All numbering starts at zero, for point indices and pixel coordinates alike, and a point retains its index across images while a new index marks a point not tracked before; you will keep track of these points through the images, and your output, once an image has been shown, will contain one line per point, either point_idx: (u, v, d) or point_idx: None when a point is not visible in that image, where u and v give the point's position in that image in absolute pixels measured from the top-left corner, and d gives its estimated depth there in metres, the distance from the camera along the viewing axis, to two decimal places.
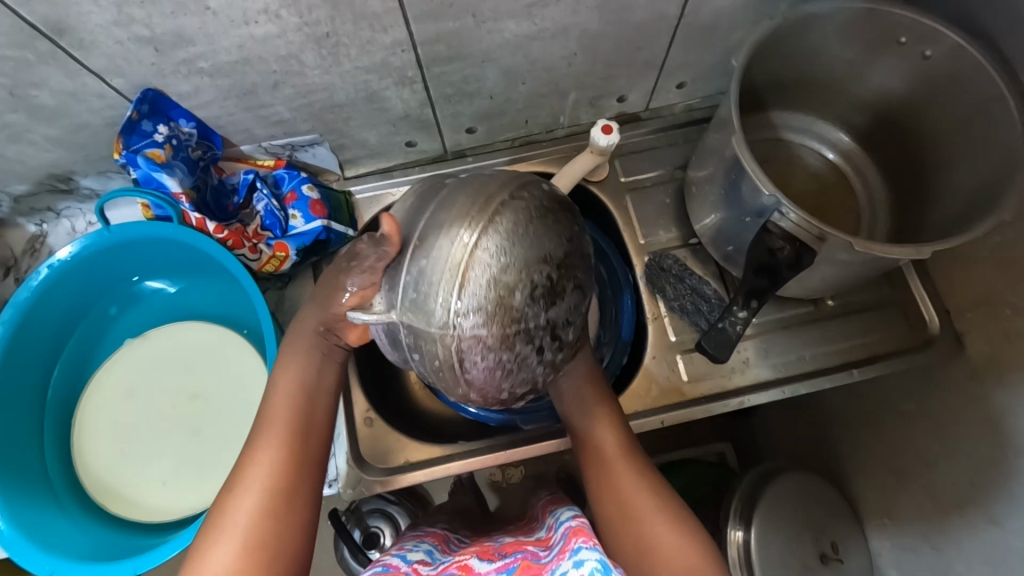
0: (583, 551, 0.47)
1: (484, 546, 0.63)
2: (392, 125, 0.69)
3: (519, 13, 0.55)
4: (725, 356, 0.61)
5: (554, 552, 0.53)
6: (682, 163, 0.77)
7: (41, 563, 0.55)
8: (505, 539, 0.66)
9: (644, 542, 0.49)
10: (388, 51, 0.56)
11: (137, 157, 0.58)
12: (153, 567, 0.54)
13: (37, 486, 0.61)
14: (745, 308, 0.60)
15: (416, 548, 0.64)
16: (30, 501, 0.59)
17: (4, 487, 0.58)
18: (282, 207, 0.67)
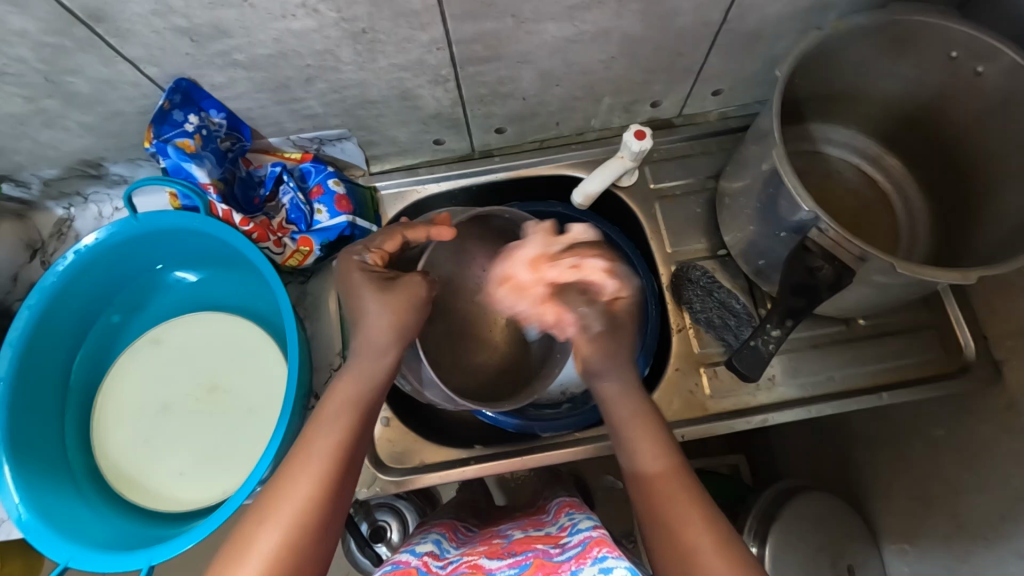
0: (609, 559, 0.48)
1: (493, 544, 0.61)
2: (422, 124, 0.68)
3: (561, 15, 0.54)
4: (756, 376, 0.58)
5: (569, 552, 0.52)
6: (715, 172, 0.75)
7: (61, 550, 0.55)
8: (515, 534, 0.65)
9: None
10: (424, 49, 0.55)
11: (166, 146, 0.57)
12: (168, 559, 0.54)
13: (57, 470, 0.62)
14: (780, 326, 0.57)
15: (424, 540, 0.63)
16: (49, 487, 0.60)
17: (24, 471, 0.58)
18: (307, 201, 0.66)
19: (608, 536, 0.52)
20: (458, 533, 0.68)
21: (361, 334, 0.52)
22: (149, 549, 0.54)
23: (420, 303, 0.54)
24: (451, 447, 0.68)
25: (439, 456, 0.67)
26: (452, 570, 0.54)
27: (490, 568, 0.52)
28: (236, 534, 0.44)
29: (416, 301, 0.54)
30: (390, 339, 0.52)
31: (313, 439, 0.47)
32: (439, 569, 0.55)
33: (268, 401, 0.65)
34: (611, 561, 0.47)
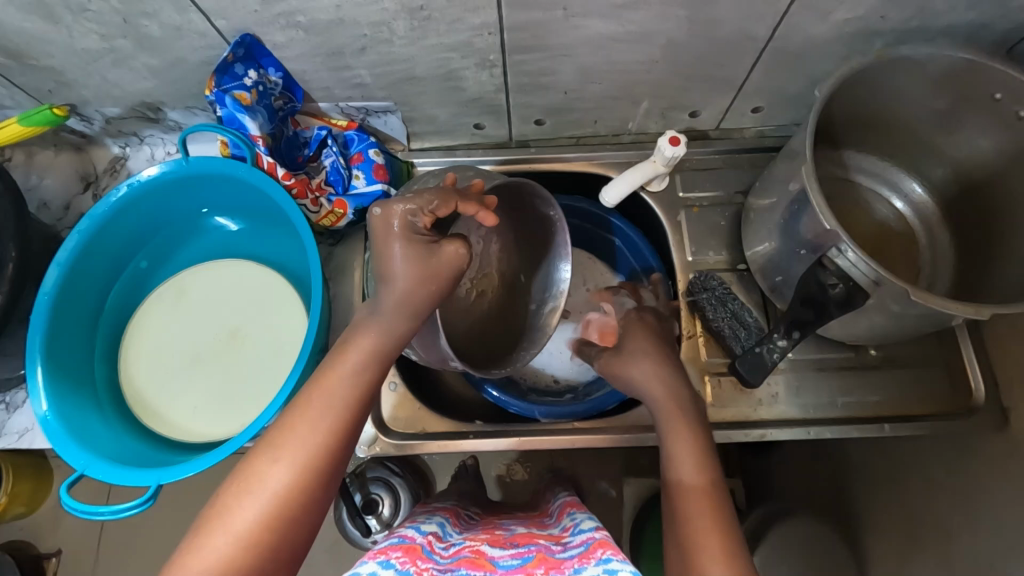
0: (613, 561, 0.49)
1: (493, 535, 0.63)
2: (464, 106, 0.71)
3: (609, 12, 0.55)
4: (757, 381, 0.62)
5: (573, 552, 0.53)
6: (743, 188, 0.76)
7: (78, 457, 0.58)
8: (517, 529, 0.67)
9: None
10: (475, 32, 0.57)
11: (225, 96, 0.60)
12: (174, 481, 0.57)
13: (84, 385, 0.65)
14: (786, 337, 0.60)
15: (429, 519, 0.65)
16: (74, 399, 0.63)
17: (55, 379, 0.62)
18: (347, 166, 0.70)
19: (611, 540, 0.53)
20: (460, 519, 0.70)
21: (381, 302, 0.53)
22: (160, 468, 0.57)
23: (456, 276, 0.54)
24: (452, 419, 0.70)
25: (440, 426, 0.69)
26: (455, 552, 0.54)
27: (493, 556, 0.53)
28: (243, 465, 0.46)
29: (459, 271, 0.54)
30: (411, 306, 0.53)
31: (325, 394, 0.49)
32: (442, 549, 0.55)
33: (286, 352, 0.68)
34: (617, 563, 0.48)
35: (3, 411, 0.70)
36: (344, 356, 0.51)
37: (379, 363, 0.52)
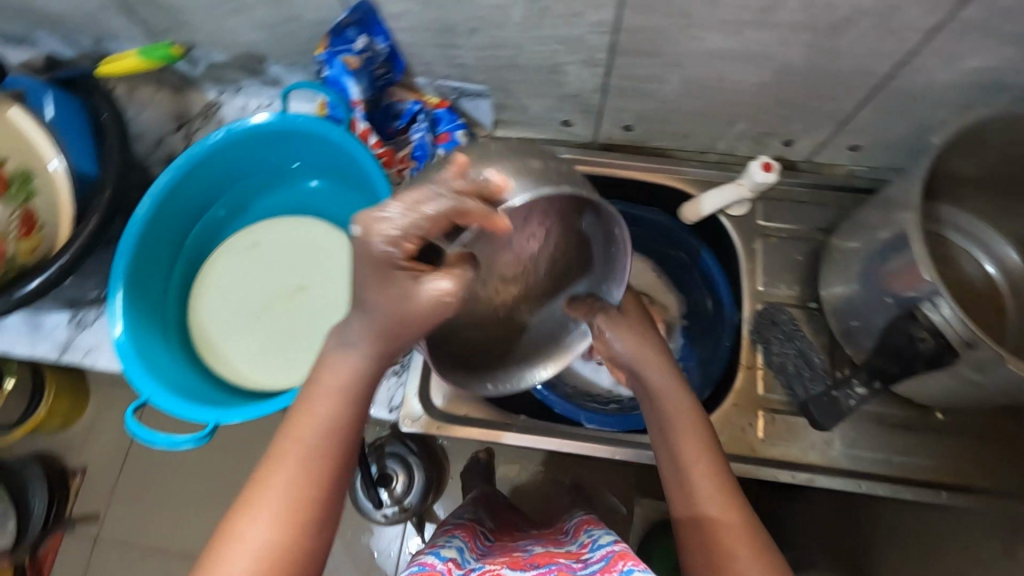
0: (634, 572, 0.48)
1: (513, 556, 0.63)
2: (558, 100, 0.70)
3: (730, 27, 0.54)
4: (828, 425, 0.63)
5: (593, 568, 0.53)
6: (826, 226, 0.74)
7: (146, 383, 0.59)
8: (536, 548, 0.66)
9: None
10: (588, 29, 0.57)
11: (335, 58, 0.62)
12: (232, 423, 0.58)
13: (155, 313, 0.67)
14: (865, 385, 0.63)
15: (448, 544, 0.64)
16: (146, 325, 0.64)
17: (133, 303, 0.63)
18: (433, 144, 0.70)
19: (631, 549, 0.53)
20: (477, 542, 0.70)
21: (348, 343, 0.47)
22: (219, 409, 0.58)
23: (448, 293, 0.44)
24: (496, 409, 0.70)
25: (484, 414, 0.69)
26: None
27: None
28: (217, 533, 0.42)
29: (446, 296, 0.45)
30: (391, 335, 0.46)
31: (291, 445, 0.44)
32: None
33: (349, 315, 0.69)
34: (638, 574, 0.47)
35: (75, 328, 0.73)
36: (305, 402, 0.46)
37: (350, 402, 0.46)
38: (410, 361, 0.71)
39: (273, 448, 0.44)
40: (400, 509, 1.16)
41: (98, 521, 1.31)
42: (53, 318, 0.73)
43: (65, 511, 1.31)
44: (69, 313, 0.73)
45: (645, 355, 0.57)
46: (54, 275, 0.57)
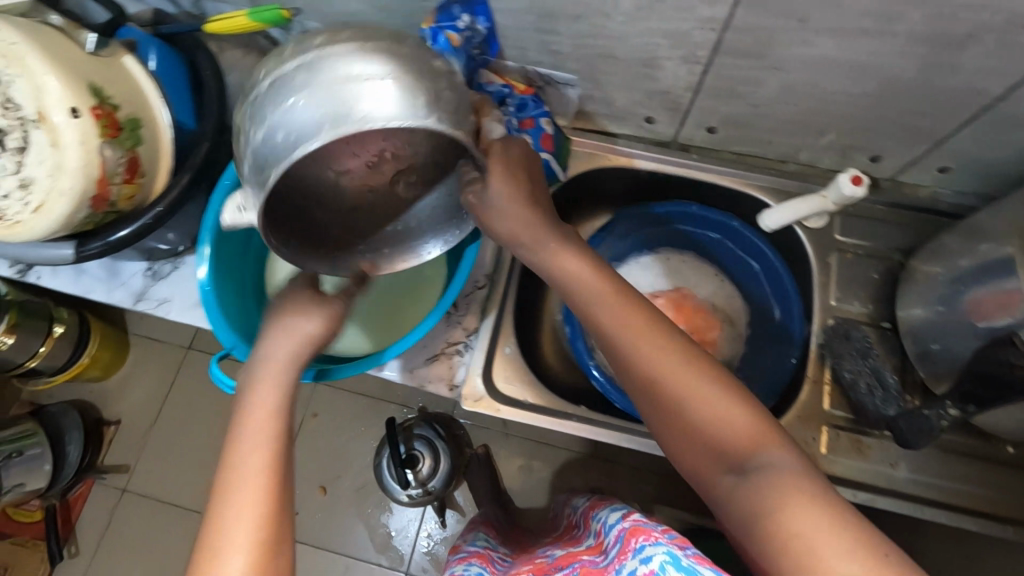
0: (648, 548, 0.43)
1: (538, 564, 0.61)
2: (646, 96, 0.70)
3: (844, 34, 0.54)
4: (921, 444, 0.60)
5: (612, 555, 0.48)
6: (904, 246, 0.73)
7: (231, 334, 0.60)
8: (556, 553, 0.63)
9: (775, 509, 0.38)
10: (697, 24, 0.57)
11: (440, 34, 0.60)
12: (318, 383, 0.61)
13: (234, 265, 0.68)
14: (959, 408, 0.57)
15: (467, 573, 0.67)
16: (227, 277, 0.66)
17: (219, 253, 0.64)
18: (518, 129, 0.70)
19: (643, 523, 0.47)
20: (496, 564, 0.73)
21: (262, 374, 0.51)
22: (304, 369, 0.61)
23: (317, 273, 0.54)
24: (557, 398, 0.70)
25: (545, 402, 0.69)
26: None
27: None
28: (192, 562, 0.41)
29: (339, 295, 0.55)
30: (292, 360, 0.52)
31: (240, 462, 0.45)
32: None
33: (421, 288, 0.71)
34: (652, 548, 0.42)
35: (149, 278, 0.74)
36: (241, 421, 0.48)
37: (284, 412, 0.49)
38: (474, 341, 0.70)
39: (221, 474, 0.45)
40: (423, 492, 1.17)
41: (128, 472, 1.34)
42: (131, 266, 0.74)
43: (97, 459, 1.34)
44: (145, 263, 0.74)
45: (556, 264, 0.55)
46: (147, 223, 0.59)
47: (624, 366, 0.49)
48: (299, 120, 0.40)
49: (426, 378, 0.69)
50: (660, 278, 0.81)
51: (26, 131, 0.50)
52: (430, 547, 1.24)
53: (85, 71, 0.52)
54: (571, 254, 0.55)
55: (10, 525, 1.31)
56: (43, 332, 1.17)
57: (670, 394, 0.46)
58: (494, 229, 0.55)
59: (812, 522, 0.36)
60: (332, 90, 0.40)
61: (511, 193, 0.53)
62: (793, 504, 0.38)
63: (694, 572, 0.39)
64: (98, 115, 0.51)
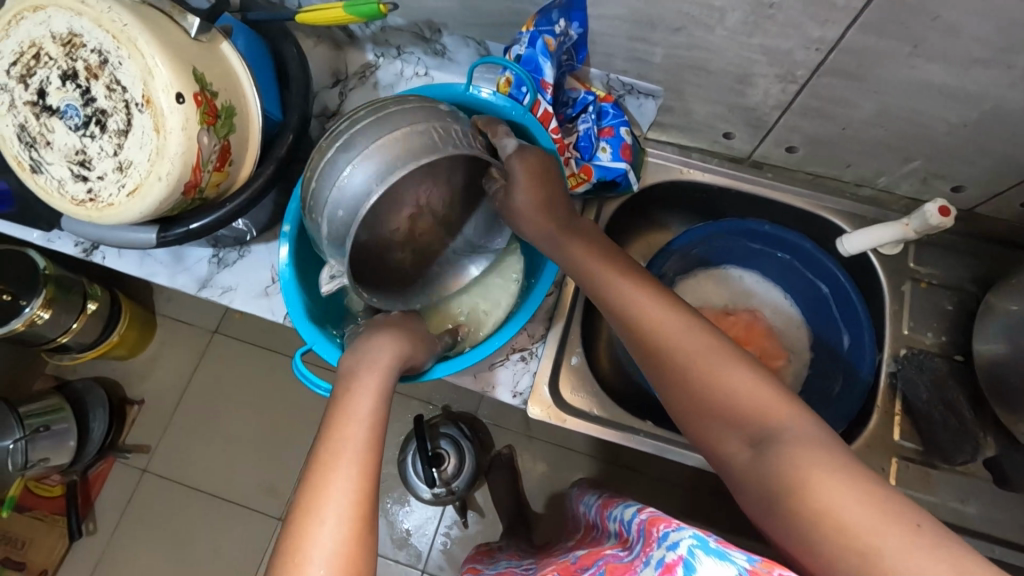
0: (672, 534, 0.38)
1: (561, 562, 0.55)
2: (730, 111, 0.69)
3: (958, 62, 0.53)
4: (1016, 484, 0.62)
5: (639, 550, 0.43)
6: (979, 279, 0.72)
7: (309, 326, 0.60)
8: (580, 552, 0.58)
9: (791, 473, 0.39)
10: (803, 44, 0.56)
11: (538, 38, 0.61)
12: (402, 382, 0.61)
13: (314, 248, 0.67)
14: None
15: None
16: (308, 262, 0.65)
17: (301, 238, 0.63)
18: (597, 136, 0.70)
19: (662, 513, 0.43)
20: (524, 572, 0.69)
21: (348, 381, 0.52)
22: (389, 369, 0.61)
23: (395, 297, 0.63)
24: (623, 412, 0.69)
25: (613, 414, 0.68)
26: None
27: None
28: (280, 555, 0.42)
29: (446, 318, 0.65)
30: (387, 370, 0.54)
31: (332, 464, 0.45)
32: None
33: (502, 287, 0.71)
34: (676, 533, 0.38)
35: (214, 265, 0.73)
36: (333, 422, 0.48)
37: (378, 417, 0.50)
38: (540, 348, 0.69)
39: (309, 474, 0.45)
40: (447, 491, 1.15)
41: (149, 452, 1.31)
42: (196, 252, 0.74)
43: (118, 438, 1.31)
44: (211, 250, 0.73)
45: (578, 252, 0.58)
46: (229, 212, 0.57)
47: (643, 346, 0.51)
48: (361, 178, 0.50)
49: (493, 382, 0.68)
50: (729, 294, 0.83)
51: (131, 113, 0.49)
52: (447, 545, 1.22)
53: (189, 56, 0.51)
54: (579, 240, 0.59)
55: (29, 498, 1.25)
56: (76, 307, 1.15)
57: (689, 371, 0.47)
58: (524, 226, 0.62)
59: (832, 489, 0.37)
60: (387, 142, 0.50)
61: (526, 184, 0.59)
62: (810, 466, 0.38)
63: (724, 555, 0.34)
64: (200, 100, 0.51)
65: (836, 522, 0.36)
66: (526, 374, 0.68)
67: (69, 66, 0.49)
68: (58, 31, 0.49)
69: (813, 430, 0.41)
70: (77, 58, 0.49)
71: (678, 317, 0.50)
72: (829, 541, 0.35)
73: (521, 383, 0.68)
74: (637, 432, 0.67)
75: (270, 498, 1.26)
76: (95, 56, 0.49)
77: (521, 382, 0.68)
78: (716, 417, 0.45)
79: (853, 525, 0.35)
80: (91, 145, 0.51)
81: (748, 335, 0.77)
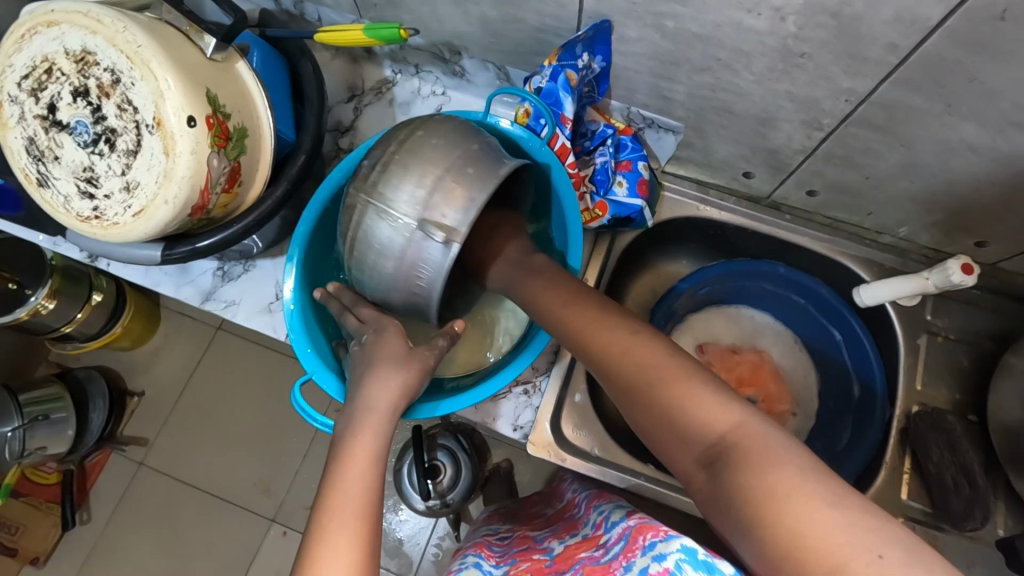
0: (660, 544, 0.36)
1: (536, 562, 0.53)
2: (752, 151, 0.67)
3: (993, 124, 0.51)
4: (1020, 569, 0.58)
5: (615, 551, 0.41)
6: (998, 336, 0.70)
7: (313, 360, 0.60)
8: (555, 545, 0.55)
9: (745, 488, 0.34)
10: (831, 94, 0.54)
11: (560, 73, 0.60)
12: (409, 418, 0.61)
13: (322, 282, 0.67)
14: None
15: (462, 565, 0.59)
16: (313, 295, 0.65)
17: (304, 272, 0.63)
18: (614, 170, 0.69)
19: (651, 519, 0.41)
20: (491, 549, 0.64)
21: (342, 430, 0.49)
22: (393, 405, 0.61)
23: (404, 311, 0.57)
24: (625, 452, 0.68)
25: (614, 455, 0.67)
26: None
27: None
28: None
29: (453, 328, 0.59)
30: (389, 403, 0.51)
31: (331, 528, 0.42)
32: None
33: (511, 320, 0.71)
34: (665, 545, 0.36)
35: (219, 278, 0.72)
36: (332, 478, 0.45)
37: (380, 469, 0.46)
38: (543, 383, 0.68)
39: (309, 538, 0.42)
40: (442, 503, 1.13)
41: (147, 446, 1.30)
42: (201, 264, 0.73)
43: (117, 429, 1.31)
44: (216, 263, 0.72)
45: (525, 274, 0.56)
46: (236, 233, 0.56)
47: (592, 359, 0.46)
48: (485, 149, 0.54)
49: (494, 414, 0.67)
50: (740, 333, 0.82)
51: (141, 134, 0.48)
52: (438, 556, 1.21)
53: (202, 77, 0.50)
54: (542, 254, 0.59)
55: (25, 485, 1.25)
56: (81, 298, 1.13)
57: (635, 387, 0.43)
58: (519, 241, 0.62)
59: (797, 510, 0.32)
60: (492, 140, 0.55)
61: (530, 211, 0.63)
62: (769, 478, 0.34)
63: (712, 568, 0.32)
64: (211, 123, 0.50)
65: (793, 541, 0.31)
66: (529, 408, 0.67)
67: (81, 83, 0.49)
68: (71, 48, 0.48)
69: (769, 434, 0.36)
70: (89, 75, 0.48)
71: (623, 327, 0.46)
72: (791, 567, 0.31)
73: (522, 418, 0.67)
74: (638, 476, 0.66)
75: (265, 498, 1.26)
76: (108, 75, 0.48)
77: (521, 417, 0.67)
78: (670, 433, 0.40)
79: (815, 547, 0.30)
80: (99, 163, 0.50)
81: (755, 377, 0.78)
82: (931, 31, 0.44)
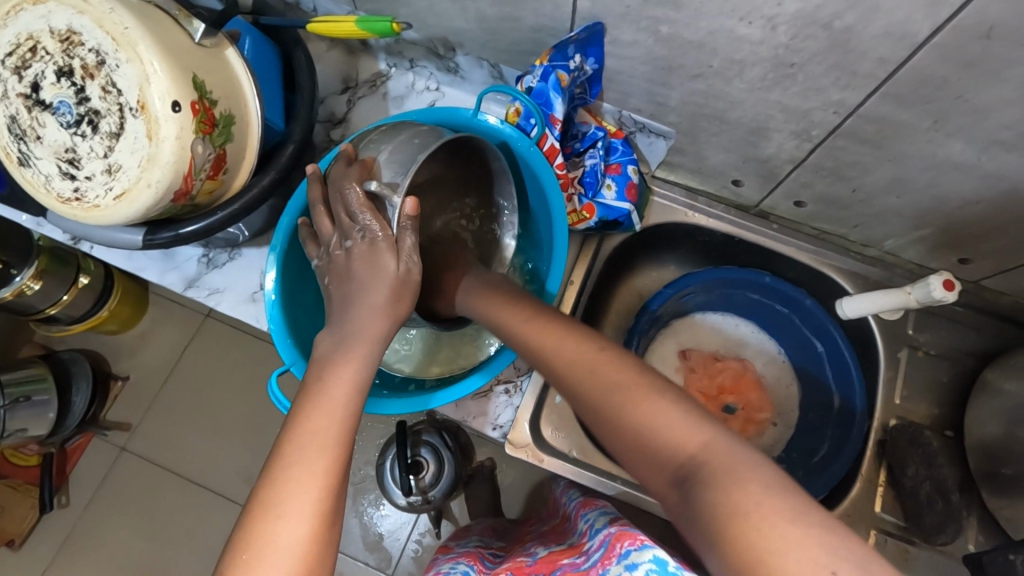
0: (634, 553, 0.36)
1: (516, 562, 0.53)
2: (743, 160, 0.67)
3: (979, 142, 0.51)
4: None
5: (594, 559, 0.41)
6: (979, 353, 0.70)
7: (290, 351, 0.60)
8: (540, 551, 0.56)
9: (718, 503, 0.34)
10: (822, 105, 0.55)
11: (551, 73, 0.60)
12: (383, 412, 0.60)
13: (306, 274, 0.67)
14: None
15: (454, 570, 0.60)
16: (293, 285, 0.64)
17: (286, 262, 0.63)
18: (603, 173, 0.68)
19: (631, 527, 0.40)
20: (485, 563, 0.64)
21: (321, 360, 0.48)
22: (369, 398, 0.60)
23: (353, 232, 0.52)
24: (604, 455, 0.68)
25: (593, 457, 0.67)
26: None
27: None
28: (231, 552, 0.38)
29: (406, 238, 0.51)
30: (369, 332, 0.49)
31: (304, 453, 0.41)
32: None
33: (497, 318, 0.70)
34: (638, 554, 0.36)
35: (204, 265, 0.72)
36: (310, 406, 0.44)
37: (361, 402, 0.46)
38: (525, 382, 0.67)
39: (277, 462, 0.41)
40: (422, 500, 1.14)
41: (129, 431, 1.29)
42: (186, 250, 0.72)
43: (100, 413, 1.30)
44: (202, 250, 0.72)
45: (500, 301, 0.55)
46: (221, 219, 0.56)
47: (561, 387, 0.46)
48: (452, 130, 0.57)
49: (472, 412, 0.67)
50: (725, 341, 0.82)
51: (124, 117, 0.48)
52: (418, 552, 1.21)
53: (190, 62, 0.49)
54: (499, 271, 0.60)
55: (6, 467, 1.25)
56: (68, 280, 1.12)
57: (609, 411, 0.41)
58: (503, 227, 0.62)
59: (766, 525, 0.32)
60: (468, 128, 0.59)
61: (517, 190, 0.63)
62: (737, 495, 0.33)
63: None
64: (197, 109, 0.49)
65: (762, 555, 0.31)
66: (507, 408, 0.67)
67: (66, 63, 0.48)
68: (57, 27, 0.48)
69: (734, 451, 0.36)
70: (74, 55, 0.48)
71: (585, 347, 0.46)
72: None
73: (500, 418, 0.67)
74: (616, 479, 0.66)
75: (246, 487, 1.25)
76: (92, 55, 0.47)
77: (499, 417, 0.67)
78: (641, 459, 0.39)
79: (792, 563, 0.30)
80: (81, 144, 0.49)
81: (735, 385, 0.79)
82: (920, 46, 0.44)
